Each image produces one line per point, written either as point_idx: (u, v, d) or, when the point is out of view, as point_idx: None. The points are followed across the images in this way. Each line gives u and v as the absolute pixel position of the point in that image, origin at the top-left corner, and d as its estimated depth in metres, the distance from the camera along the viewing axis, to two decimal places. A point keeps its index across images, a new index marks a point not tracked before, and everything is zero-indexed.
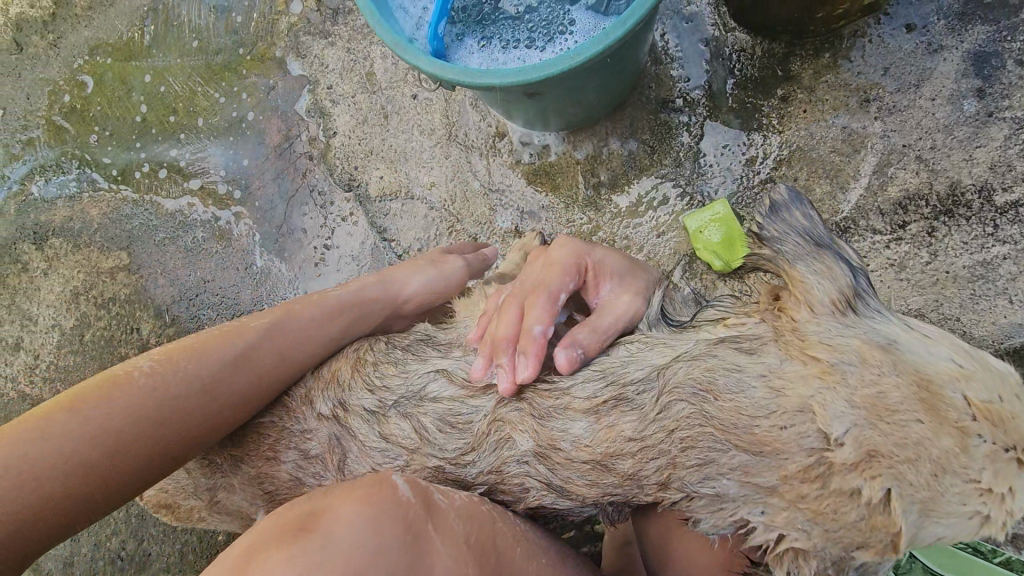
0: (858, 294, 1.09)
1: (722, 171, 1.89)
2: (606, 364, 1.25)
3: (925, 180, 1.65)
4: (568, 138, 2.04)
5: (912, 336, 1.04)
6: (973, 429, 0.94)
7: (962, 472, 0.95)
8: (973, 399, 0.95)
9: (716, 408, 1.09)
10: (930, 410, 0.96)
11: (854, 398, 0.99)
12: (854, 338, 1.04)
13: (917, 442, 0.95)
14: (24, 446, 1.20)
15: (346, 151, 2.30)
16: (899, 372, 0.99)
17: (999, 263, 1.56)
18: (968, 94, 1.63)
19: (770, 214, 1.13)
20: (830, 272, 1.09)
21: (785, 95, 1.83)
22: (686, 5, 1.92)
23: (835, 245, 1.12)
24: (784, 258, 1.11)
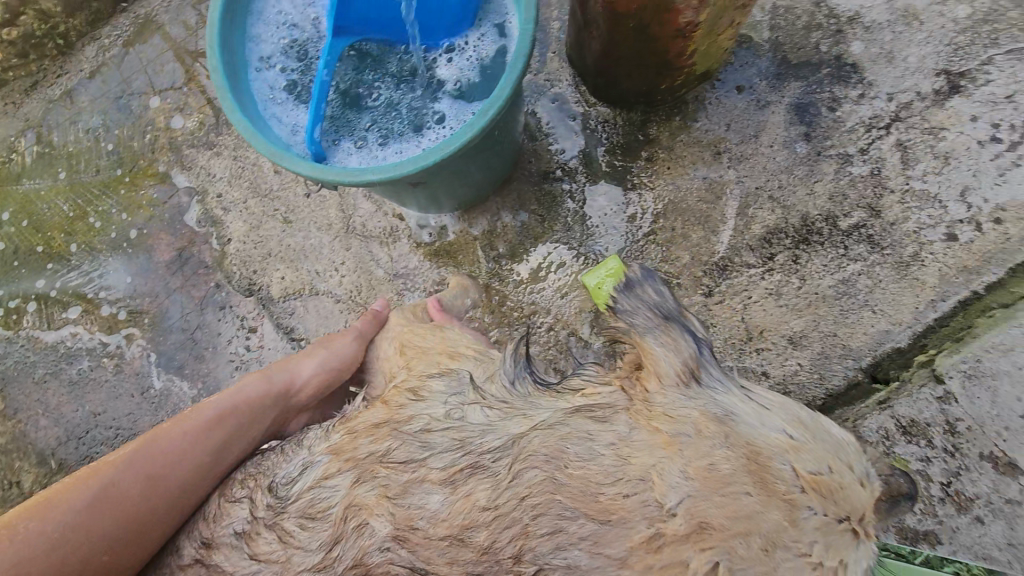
0: (701, 365, 1.15)
1: (608, 230, 2.01)
2: (463, 433, 1.20)
3: (780, 216, 1.85)
4: (463, 217, 2.13)
5: (749, 408, 1.09)
6: (801, 500, 0.96)
7: (794, 546, 0.95)
8: (801, 471, 0.99)
9: (566, 476, 1.06)
10: (760, 482, 0.97)
11: (688, 468, 1.00)
12: (695, 408, 1.08)
13: (748, 515, 0.95)
14: (115, 477, 1.37)
15: (243, 256, 2.25)
16: (729, 445, 1.02)
17: (857, 279, 1.75)
18: (797, 138, 1.88)
19: (625, 290, 1.24)
20: (675, 344, 1.15)
21: (650, 156, 2.01)
22: (550, 87, 2.11)
23: (683, 317, 1.20)
24: (637, 330, 1.18)
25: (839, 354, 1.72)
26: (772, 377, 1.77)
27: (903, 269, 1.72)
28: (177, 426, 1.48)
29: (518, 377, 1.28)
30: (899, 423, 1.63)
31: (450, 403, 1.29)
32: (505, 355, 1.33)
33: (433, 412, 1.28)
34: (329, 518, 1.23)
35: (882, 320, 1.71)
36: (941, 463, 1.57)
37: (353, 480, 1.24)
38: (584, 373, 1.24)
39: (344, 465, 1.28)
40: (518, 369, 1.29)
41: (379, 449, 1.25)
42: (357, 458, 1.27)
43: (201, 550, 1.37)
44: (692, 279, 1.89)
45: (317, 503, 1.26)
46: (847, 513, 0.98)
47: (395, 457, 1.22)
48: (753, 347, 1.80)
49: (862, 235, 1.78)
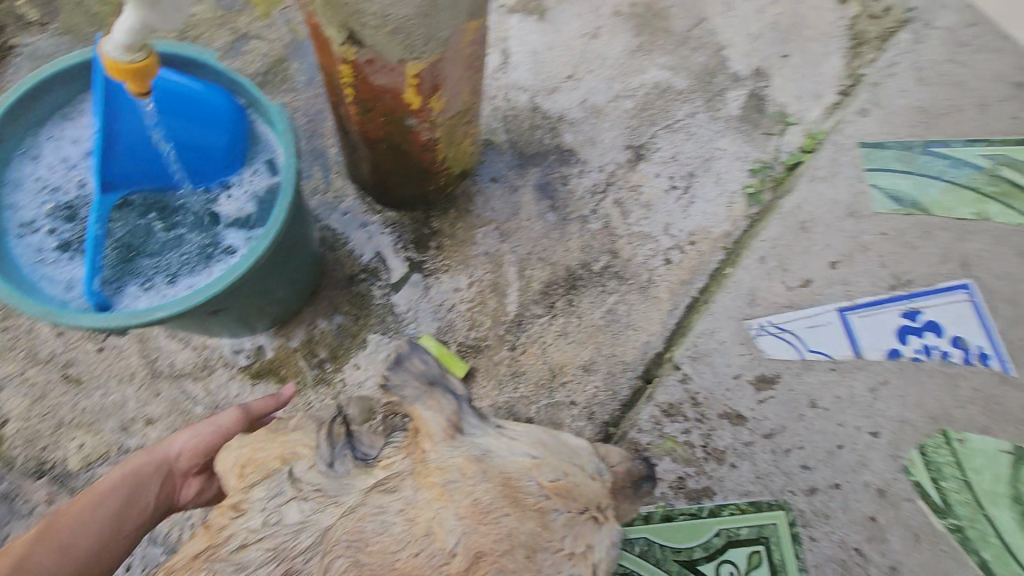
0: (463, 417, 1.19)
1: (417, 314, 2.24)
2: (278, 539, 1.05)
3: (550, 272, 2.28)
4: (279, 333, 2.20)
5: (501, 442, 1.16)
6: (548, 506, 1.05)
7: (550, 545, 1.00)
8: (544, 481, 1.08)
9: (365, 555, 0.95)
10: (514, 501, 1.02)
11: (460, 509, 0.99)
12: (460, 455, 1.10)
13: (509, 532, 0.98)
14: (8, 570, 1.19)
15: (27, 435, 2.02)
16: (487, 477, 1.05)
17: (617, 307, 2.23)
18: (546, 210, 2.38)
19: (396, 366, 1.21)
20: (439, 406, 1.17)
21: (438, 245, 2.33)
22: (339, 203, 2.36)
23: (446, 379, 1.22)
24: (406, 403, 1.17)
25: (621, 369, 2.13)
26: (578, 403, 2.10)
27: (644, 292, 2.25)
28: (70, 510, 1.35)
29: (338, 458, 1.16)
30: (661, 408, 1.75)
31: (269, 509, 1.11)
32: (319, 438, 1.20)
33: (251, 524, 1.09)
34: None
35: (642, 333, 2.18)
36: (699, 430, 1.72)
37: None
38: (394, 439, 1.17)
39: None
40: (336, 449, 1.17)
41: None
42: None
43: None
44: (496, 337, 2.20)
45: None
46: (584, 504, 1.10)
47: None
48: (559, 382, 2.13)
49: (611, 273, 2.28)
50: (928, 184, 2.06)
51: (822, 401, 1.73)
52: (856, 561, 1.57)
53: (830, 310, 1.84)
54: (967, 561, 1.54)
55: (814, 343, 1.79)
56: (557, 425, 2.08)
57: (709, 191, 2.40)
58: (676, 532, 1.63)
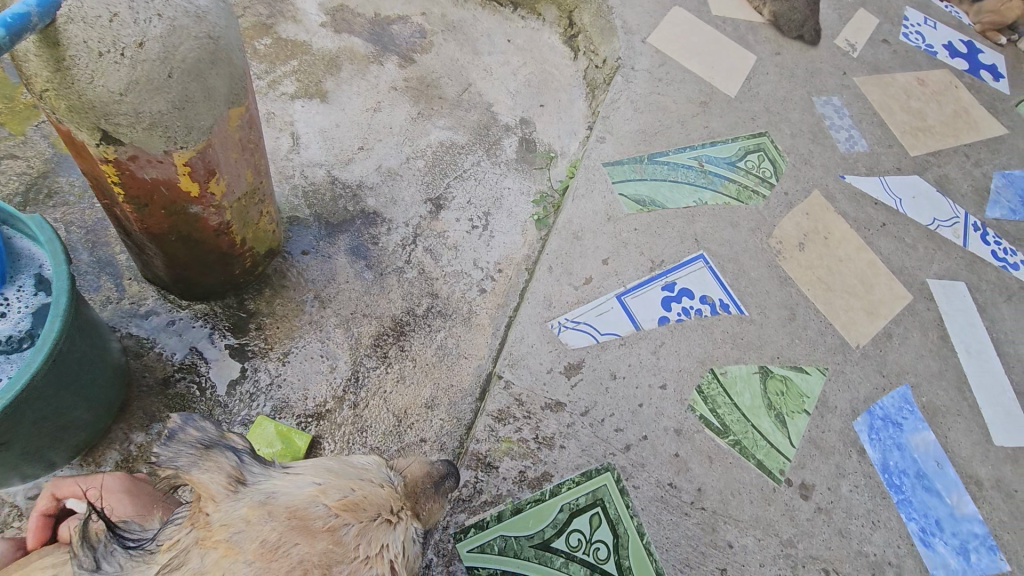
0: (245, 470, 1.12)
1: (248, 398, 2.18)
2: None
3: (378, 324, 2.40)
4: (84, 461, 1.97)
5: (285, 481, 1.11)
6: (339, 523, 1.03)
7: (346, 559, 1.00)
8: (331, 501, 1.05)
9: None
10: (301, 530, 1.00)
11: (248, 557, 0.97)
12: (244, 505, 1.05)
13: (301, 560, 0.97)
14: None
15: None
16: (272, 517, 1.01)
17: (446, 341, 2.41)
18: (363, 269, 2.51)
19: (166, 440, 1.11)
20: (217, 464, 1.10)
21: (258, 324, 2.31)
22: (138, 307, 2.24)
23: (224, 438, 1.15)
24: (183, 470, 1.09)
25: (461, 395, 2.31)
26: (428, 439, 2.19)
27: (466, 323, 2.47)
28: None
29: (105, 557, 1.10)
30: (493, 416, 1.97)
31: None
32: (73, 546, 1.13)
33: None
34: None
35: (474, 360, 2.39)
36: (529, 425, 1.96)
37: None
38: (178, 517, 1.11)
39: None
40: (100, 550, 1.12)
41: None
42: None
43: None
44: (336, 400, 2.23)
45: None
46: (376, 510, 1.09)
47: None
48: (407, 425, 2.21)
49: (434, 313, 2.47)
50: (660, 186, 2.65)
51: (619, 370, 2.12)
52: (671, 493, 1.94)
53: (610, 297, 2.27)
54: (748, 464, 2.04)
55: (603, 326, 2.20)
56: None
57: (505, 225, 2.75)
58: (529, 521, 1.82)
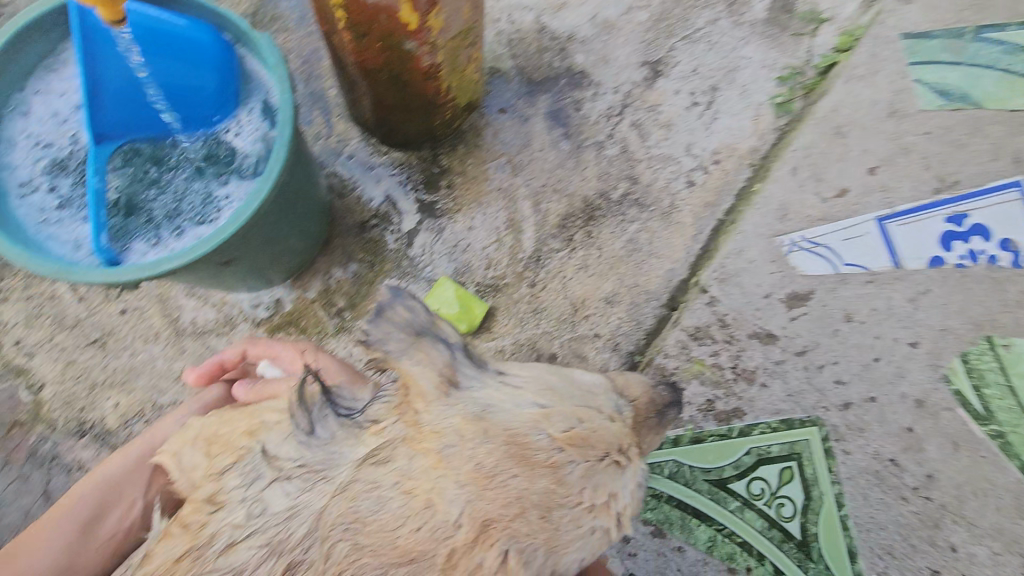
0: (456, 368, 1.09)
1: (432, 256, 2.18)
2: (273, 534, 1.00)
3: (568, 203, 2.18)
4: (295, 284, 2.17)
5: (502, 394, 1.07)
6: (562, 460, 1.00)
7: (568, 501, 0.98)
8: (555, 435, 1.02)
9: (363, 536, 0.96)
10: (521, 461, 0.98)
11: (460, 476, 0.96)
12: (456, 414, 1.03)
13: (519, 496, 0.96)
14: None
15: (64, 397, 2.06)
16: (490, 439, 0.99)
17: (641, 236, 2.11)
18: (560, 138, 2.23)
19: (375, 317, 1.07)
20: (428, 358, 1.07)
21: (449, 183, 2.23)
22: (343, 147, 2.26)
23: (435, 327, 1.09)
24: (393, 356, 1.07)
25: (644, 299, 2.04)
26: (602, 335, 2.04)
27: (670, 218, 2.10)
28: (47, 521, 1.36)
29: (320, 423, 1.07)
30: (689, 333, 1.87)
31: (251, 498, 1.05)
32: (291, 409, 1.10)
33: (235, 517, 1.04)
34: None
35: (663, 265, 2.06)
36: (728, 351, 1.83)
37: None
38: (383, 394, 1.09)
39: None
40: (315, 415, 1.08)
41: None
42: None
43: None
44: (515, 275, 2.14)
45: None
46: (606, 451, 1.04)
47: None
48: (582, 316, 2.07)
49: (631, 201, 2.15)
50: (981, 77, 1.92)
51: (857, 313, 1.80)
52: (891, 470, 1.68)
53: (868, 219, 1.86)
54: (1008, 466, 1.64)
55: (849, 253, 1.85)
56: (581, 359, 2.03)
57: (733, 106, 2.17)
58: (707, 454, 1.77)
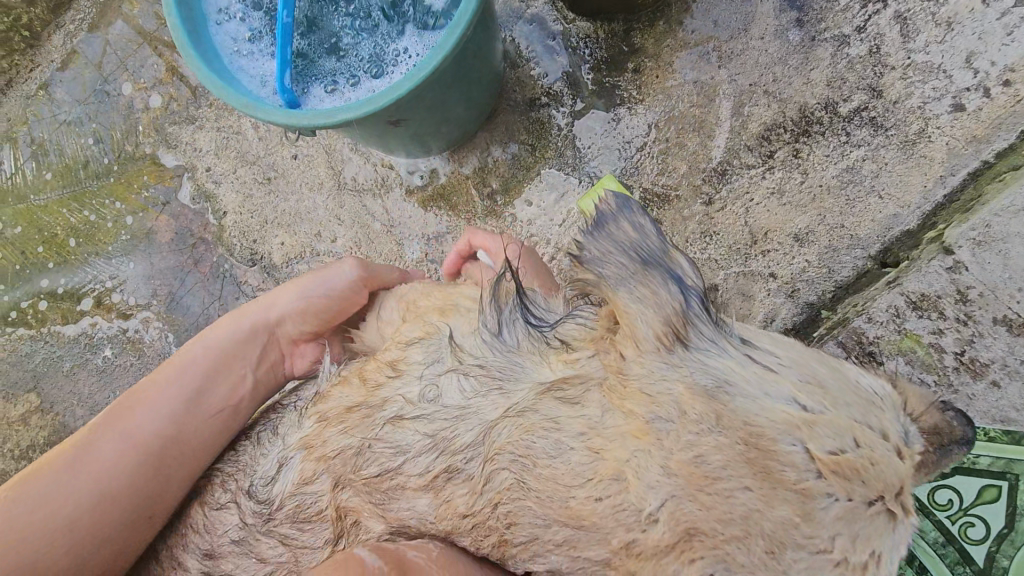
0: (689, 322, 0.94)
1: (601, 150, 1.94)
2: (435, 427, 1.07)
3: (777, 111, 1.78)
4: (453, 157, 2.08)
5: (749, 374, 0.88)
6: (818, 490, 0.79)
7: (809, 545, 0.79)
8: (817, 453, 0.80)
9: (533, 478, 0.93)
10: (761, 475, 0.80)
11: (669, 463, 0.84)
12: (678, 381, 0.88)
13: (745, 516, 0.80)
14: (115, 430, 1.38)
15: (241, 228, 2.25)
16: (722, 430, 0.83)
17: (862, 165, 1.69)
18: (789, 26, 1.77)
19: (595, 230, 1.00)
20: (654, 297, 0.95)
21: (636, 67, 1.91)
22: (525, 9, 1.99)
23: (669, 259, 0.98)
24: (608, 283, 0.97)
25: (846, 244, 1.68)
26: (779, 277, 1.74)
27: (910, 148, 1.65)
28: (162, 377, 1.47)
29: (507, 325, 1.13)
30: (909, 300, 1.57)
31: (426, 378, 1.14)
32: (484, 307, 1.19)
33: (409, 391, 1.15)
34: (325, 518, 1.17)
35: (890, 205, 1.65)
36: (958, 334, 1.53)
37: (334, 484, 1.15)
38: (579, 315, 1.07)
39: (318, 466, 1.18)
40: (504, 316, 1.15)
41: (351, 443, 1.15)
42: (329, 459, 1.17)
43: (206, 563, 1.32)
44: (690, 188, 1.85)
45: (306, 510, 1.19)
46: (879, 495, 0.80)
47: (365, 470, 1.11)
48: (760, 249, 1.76)
49: (864, 119, 1.70)
50: None
51: None
52: None
53: None
54: None
55: None
56: (746, 300, 1.76)
57: None
58: None
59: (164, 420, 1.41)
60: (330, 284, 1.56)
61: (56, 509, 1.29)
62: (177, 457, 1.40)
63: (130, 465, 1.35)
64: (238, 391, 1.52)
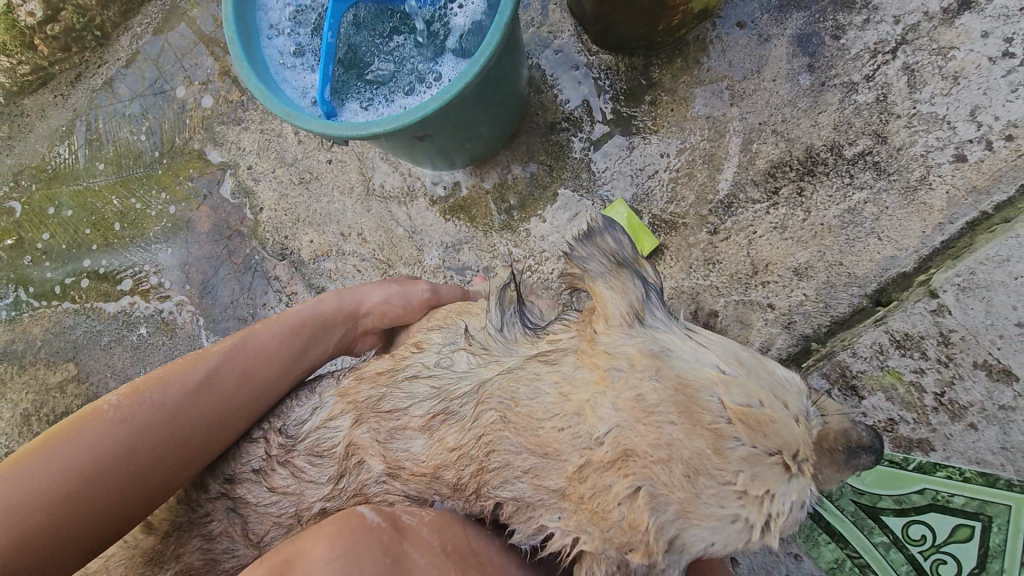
0: (647, 307, 1.07)
1: (614, 174, 2.05)
2: (442, 381, 1.21)
3: (784, 149, 1.86)
4: (475, 172, 2.21)
5: (685, 345, 1.00)
6: (728, 431, 0.89)
7: (718, 475, 0.89)
8: (729, 403, 0.91)
9: (513, 414, 1.04)
10: (683, 412, 0.90)
11: (618, 401, 0.94)
12: (633, 346, 1.00)
13: (670, 442, 0.89)
14: (230, 362, 1.44)
15: (274, 224, 2.41)
16: (659, 377, 0.94)
17: (864, 208, 1.76)
18: (801, 70, 1.87)
19: (584, 240, 1.13)
20: (623, 287, 1.07)
21: (653, 100, 2.02)
22: (553, 39, 2.12)
23: (637, 264, 1.10)
24: (591, 277, 1.10)
25: (844, 282, 1.74)
26: (777, 308, 1.80)
27: (911, 195, 1.71)
28: (273, 325, 1.54)
29: (509, 325, 1.24)
30: (893, 338, 1.64)
31: (443, 352, 1.29)
32: (490, 304, 1.31)
33: (426, 359, 1.30)
34: (334, 455, 1.28)
35: (889, 247, 1.72)
36: (941, 375, 1.59)
37: (352, 422, 1.28)
38: (566, 317, 1.19)
39: (345, 407, 1.32)
40: (507, 317, 1.26)
41: (377, 394, 1.29)
42: (358, 402, 1.31)
43: (226, 485, 1.40)
44: (697, 217, 1.94)
45: (322, 443, 1.31)
46: (776, 446, 0.91)
47: (384, 408, 1.24)
48: (760, 281, 1.84)
49: (868, 163, 1.77)
50: None
51: None
52: None
53: None
54: None
55: None
56: (744, 327, 1.83)
57: None
58: (880, 480, 1.61)
59: (262, 375, 1.47)
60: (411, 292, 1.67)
61: (171, 425, 1.33)
62: (244, 418, 1.43)
63: (238, 399, 1.42)
64: (319, 361, 1.61)
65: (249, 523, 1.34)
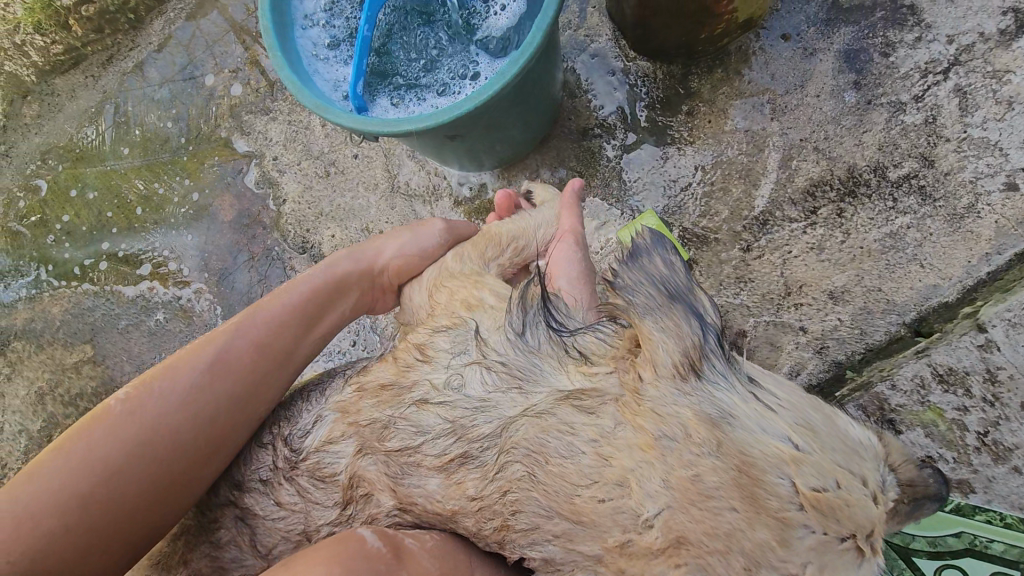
0: (705, 356, 0.98)
1: (647, 185, 2.00)
2: (455, 414, 1.14)
3: (826, 168, 1.80)
4: (502, 174, 2.18)
5: (748, 408, 0.93)
6: (797, 520, 0.85)
7: (782, 567, 0.85)
8: (802, 487, 0.85)
9: (543, 473, 1.01)
10: (748, 499, 0.86)
11: (670, 477, 0.90)
12: (688, 408, 0.94)
13: (729, 533, 0.87)
14: (241, 341, 1.40)
15: (297, 216, 2.39)
16: (718, 455, 0.89)
17: (906, 232, 1.69)
18: (846, 87, 1.81)
19: (630, 260, 1.08)
20: (677, 330, 0.99)
21: (690, 110, 1.97)
22: (590, 43, 2.08)
23: (693, 296, 1.04)
24: (635, 310, 1.02)
25: (881, 309, 1.68)
26: (810, 332, 1.75)
27: (957, 222, 1.64)
28: (283, 297, 1.50)
29: (531, 327, 1.19)
30: (935, 372, 1.58)
31: (452, 367, 1.22)
32: (511, 305, 1.27)
33: (434, 377, 1.23)
34: (336, 483, 1.24)
35: (932, 274, 1.65)
36: (982, 415, 1.53)
37: (356, 450, 1.23)
38: (600, 328, 1.12)
39: (346, 430, 1.26)
40: (528, 317, 1.21)
41: (380, 417, 1.23)
42: (360, 425, 1.25)
43: (234, 492, 1.36)
44: (730, 233, 1.89)
45: (323, 468, 1.26)
46: (850, 531, 0.86)
47: (391, 444, 1.18)
48: (793, 302, 1.78)
49: (913, 186, 1.70)
50: None
51: None
52: None
53: None
54: None
55: None
56: (774, 349, 1.78)
57: None
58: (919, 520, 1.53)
59: (276, 349, 1.44)
60: (425, 238, 1.68)
61: (189, 416, 1.30)
62: (266, 393, 1.41)
63: (254, 376, 1.39)
64: (336, 325, 1.59)
65: (257, 534, 1.31)
